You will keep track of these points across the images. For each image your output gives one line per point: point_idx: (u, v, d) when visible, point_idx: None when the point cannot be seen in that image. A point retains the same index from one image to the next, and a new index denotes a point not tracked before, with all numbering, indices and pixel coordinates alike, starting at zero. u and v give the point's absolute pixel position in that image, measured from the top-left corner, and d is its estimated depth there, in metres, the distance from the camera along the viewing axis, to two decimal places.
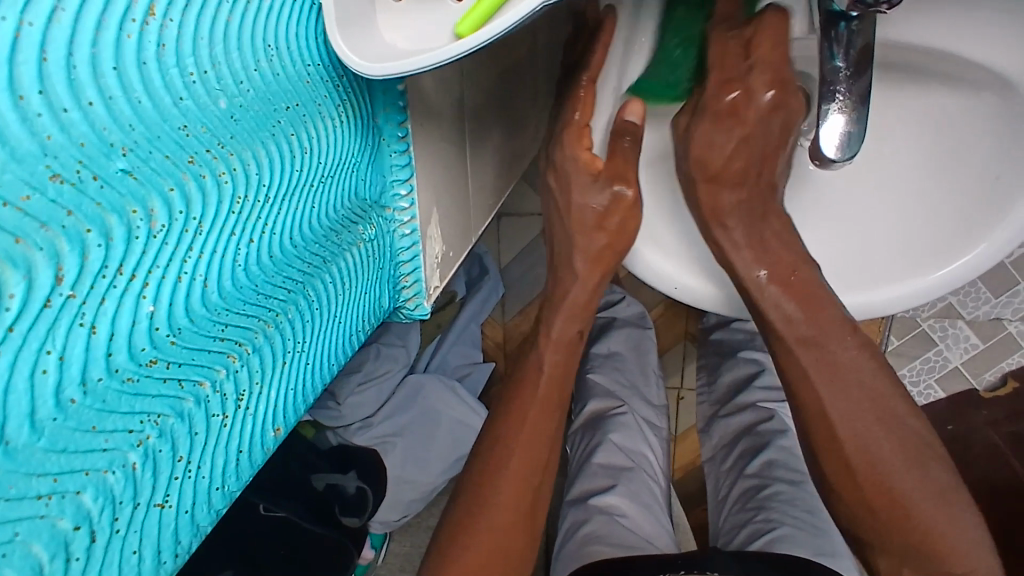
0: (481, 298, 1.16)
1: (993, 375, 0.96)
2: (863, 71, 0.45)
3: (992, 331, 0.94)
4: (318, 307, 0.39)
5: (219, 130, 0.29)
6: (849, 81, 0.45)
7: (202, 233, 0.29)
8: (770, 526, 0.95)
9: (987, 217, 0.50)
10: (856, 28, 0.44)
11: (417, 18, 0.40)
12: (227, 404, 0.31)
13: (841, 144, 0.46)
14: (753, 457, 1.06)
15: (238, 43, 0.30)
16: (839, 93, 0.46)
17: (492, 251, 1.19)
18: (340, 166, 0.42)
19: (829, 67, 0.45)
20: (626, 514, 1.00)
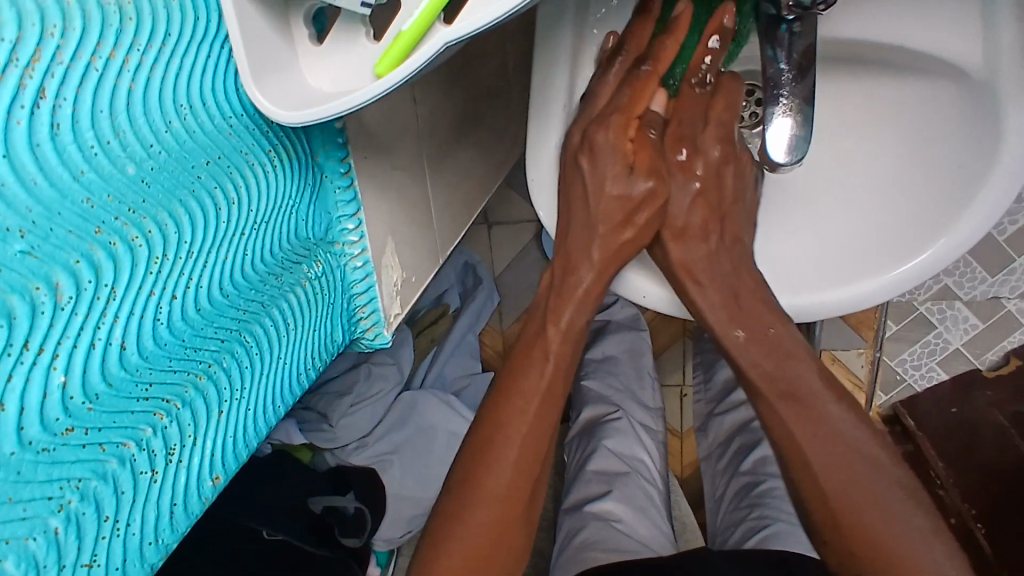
0: (477, 308, 1.17)
1: (995, 354, 0.89)
2: (805, 73, 0.46)
3: (992, 310, 0.86)
4: (260, 351, 0.40)
5: (130, 196, 0.31)
6: (792, 84, 0.46)
7: (116, 299, 0.30)
8: (764, 523, 0.94)
9: (946, 211, 0.46)
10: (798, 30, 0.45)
11: (341, 59, 0.40)
12: (155, 459, 0.32)
13: (791, 147, 0.47)
14: (747, 455, 1.05)
15: (146, 109, 0.31)
16: (783, 96, 0.47)
17: (483, 259, 1.21)
18: (279, 210, 0.42)
19: (772, 69, 0.46)
20: (621, 519, 0.97)
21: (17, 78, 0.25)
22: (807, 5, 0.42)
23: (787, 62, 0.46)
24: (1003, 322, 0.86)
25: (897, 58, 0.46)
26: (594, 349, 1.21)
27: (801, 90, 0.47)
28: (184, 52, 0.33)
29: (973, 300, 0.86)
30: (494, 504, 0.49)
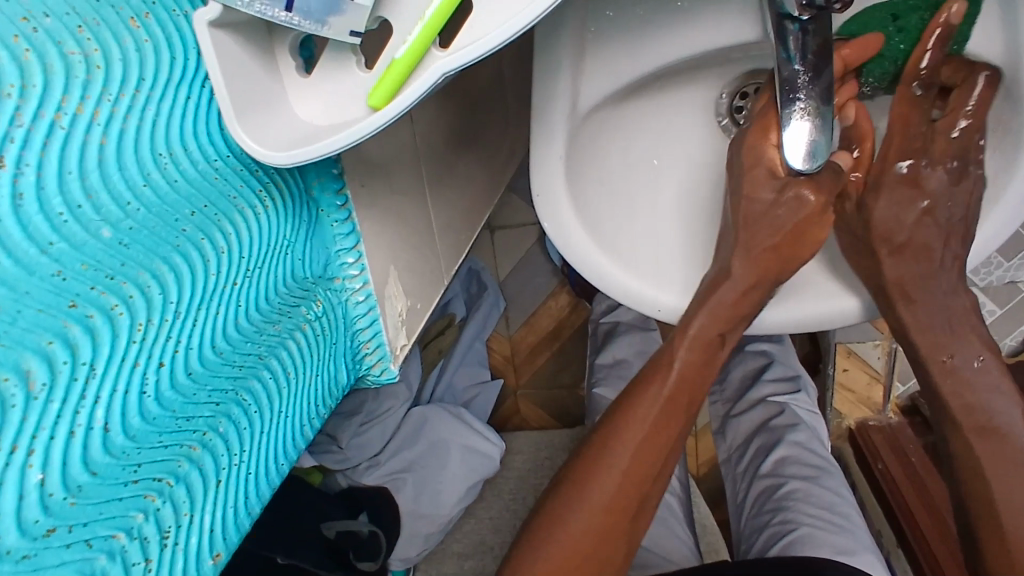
0: (483, 316, 1.15)
1: (1014, 339, 0.90)
2: (821, 71, 0.41)
3: (1008, 296, 0.87)
4: (259, 409, 0.37)
5: (107, 262, 0.28)
6: (809, 86, 0.42)
7: (96, 377, 0.28)
8: (788, 528, 0.90)
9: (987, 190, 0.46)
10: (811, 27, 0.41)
11: (331, 91, 0.37)
12: (149, 547, 0.30)
13: (809, 152, 0.43)
14: (766, 456, 1.02)
15: (119, 165, 0.29)
16: (799, 100, 0.42)
17: (488, 265, 1.18)
18: (274, 252, 0.40)
19: (787, 71, 0.42)
20: (642, 531, 0.94)
21: None
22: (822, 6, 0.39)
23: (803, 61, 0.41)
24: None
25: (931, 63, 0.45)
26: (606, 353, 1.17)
27: (818, 91, 0.42)
28: (161, 96, 0.31)
29: (990, 286, 0.86)
30: None
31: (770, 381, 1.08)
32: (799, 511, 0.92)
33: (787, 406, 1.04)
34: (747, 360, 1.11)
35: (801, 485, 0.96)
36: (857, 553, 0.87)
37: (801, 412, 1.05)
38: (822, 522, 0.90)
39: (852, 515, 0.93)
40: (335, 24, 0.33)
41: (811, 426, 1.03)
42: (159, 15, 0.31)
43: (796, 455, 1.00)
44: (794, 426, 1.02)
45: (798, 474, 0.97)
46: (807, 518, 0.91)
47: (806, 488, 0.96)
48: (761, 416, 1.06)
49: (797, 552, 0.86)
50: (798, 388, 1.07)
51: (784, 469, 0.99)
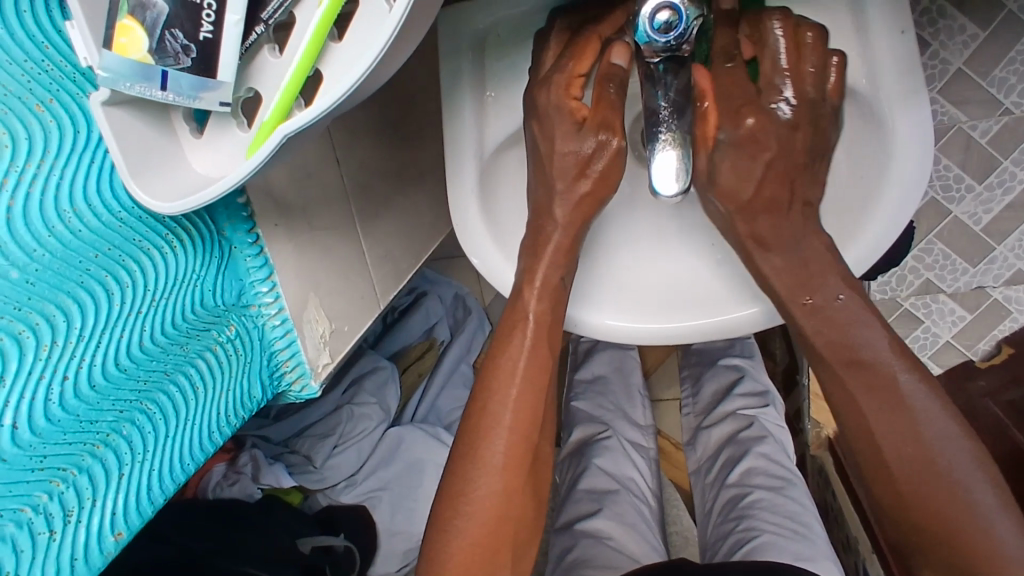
0: (466, 339, 1.22)
1: (987, 344, 0.95)
2: (681, 108, 0.48)
3: (976, 301, 0.91)
4: (163, 416, 0.45)
5: (13, 296, 0.36)
6: (670, 118, 0.48)
7: (5, 386, 0.35)
8: (750, 535, 0.91)
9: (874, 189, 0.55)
10: (670, 72, 0.49)
11: (220, 146, 0.45)
12: (52, 521, 0.38)
13: (677, 179, 0.47)
14: (735, 465, 1.04)
15: (27, 220, 0.36)
16: (662, 130, 0.48)
17: (473, 291, 1.26)
18: (184, 284, 0.47)
19: (651, 105, 0.49)
20: (612, 536, 0.96)
21: None
22: (673, 48, 0.48)
23: (666, 99, 0.49)
24: (992, 310, 0.92)
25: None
26: (584, 369, 1.22)
27: (679, 125, 0.48)
28: (64, 163, 0.38)
29: (957, 292, 0.92)
30: (450, 552, 0.53)
31: (740, 395, 1.12)
32: (762, 519, 0.93)
33: (755, 419, 1.08)
34: (719, 375, 1.16)
35: (766, 495, 0.98)
36: (817, 558, 0.87)
37: (767, 426, 1.08)
38: (783, 529, 0.91)
39: (814, 523, 0.94)
40: (206, 97, 0.40)
41: (777, 439, 1.06)
42: (62, 99, 0.38)
43: (762, 466, 1.02)
44: (760, 438, 1.05)
45: (764, 484, 0.99)
46: (769, 526, 0.92)
47: (771, 497, 0.97)
48: (730, 429, 1.10)
49: (759, 556, 0.87)
50: (766, 404, 1.11)
51: (750, 479, 1.01)
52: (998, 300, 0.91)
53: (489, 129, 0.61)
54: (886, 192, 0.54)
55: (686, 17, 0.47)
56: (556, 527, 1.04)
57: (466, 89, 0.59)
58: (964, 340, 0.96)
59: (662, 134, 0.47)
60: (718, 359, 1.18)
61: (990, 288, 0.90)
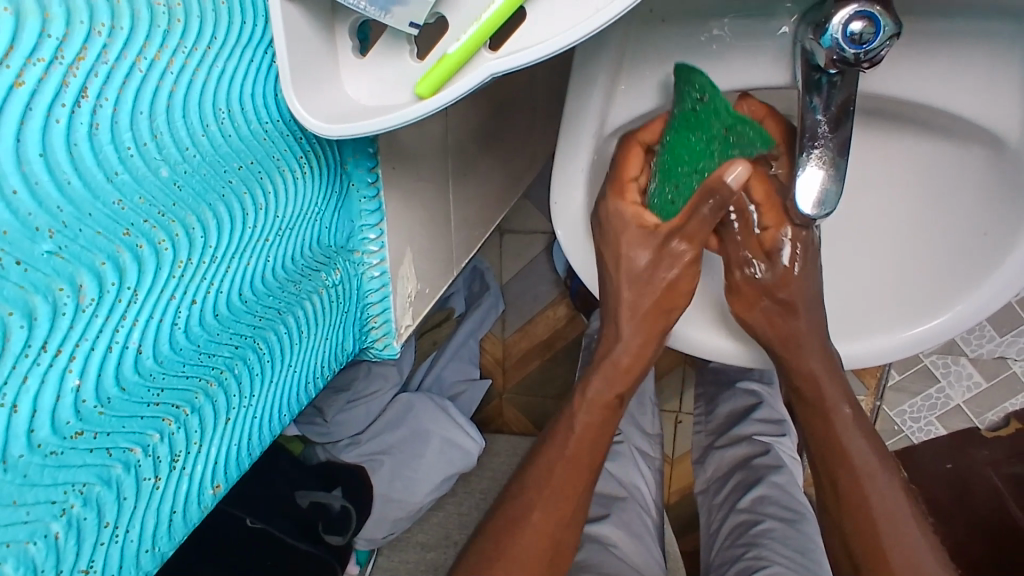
0: (480, 316, 1.15)
1: (995, 415, 0.93)
2: (840, 123, 0.49)
3: (995, 369, 0.89)
4: (269, 359, 0.39)
5: (160, 199, 0.30)
6: (828, 135, 0.49)
7: (137, 301, 0.29)
8: (759, 564, 0.89)
9: (996, 250, 0.53)
10: (837, 82, 0.48)
11: (381, 74, 0.40)
12: (160, 466, 0.32)
13: (819, 200, 0.50)
14: (746, 492, 1.00)
15: (184, 111, 0.31)
16: (817, 147, 0.50)
17: (493, 266, 1.16)
18: (301, 217, 0.41)
19: (809, 120, 0.49)
20: (617, 544, 0.93)
21: (60, 76, 0.25)
22: (851, 62, 0.44)
23: (825, 114, 0.49)
24: (1006, 383, 0.90)
25: (940, 120, 0.52)
26: None
27: (834, 144, 0.49)
28: (227, 55, 0.33)
29: (978, 358, 0.89)
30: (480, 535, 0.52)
31: (756, 421, 1.07)
32: (772, 549, 0.91)
33: (773, 447, 1.03)
34: (735, 398, 1.11)
35: (779, 526, 0.94)
36: None
37: (786, 455, 1.03)
38: (792, 562, 0.89)
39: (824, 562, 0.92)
40: (397, 12, 0.35)
41: (792, 471, 1.02)
42: None
43: (774, 496, 0.98)
44: (777, 467, 1.01)
45: (777, 515, 0.95)
46: (779, 558, 0.89)
47: (784, 530, 0.94)
48: (745, 452, 1.05)
49: None
50: (783, 433, 1.06)
51: (763, 507, 0.97)
52: (1016, 374, 0.89)
53: (613, 112, 0.53)
54: (1006, 261, 0.52)
55: (881, 33, 0.42)
56: None
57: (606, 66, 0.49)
58: (974, 408, 0.94)
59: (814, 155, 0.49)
60: (736, 381, 1.13)
61: (1010, 359, 0.88)
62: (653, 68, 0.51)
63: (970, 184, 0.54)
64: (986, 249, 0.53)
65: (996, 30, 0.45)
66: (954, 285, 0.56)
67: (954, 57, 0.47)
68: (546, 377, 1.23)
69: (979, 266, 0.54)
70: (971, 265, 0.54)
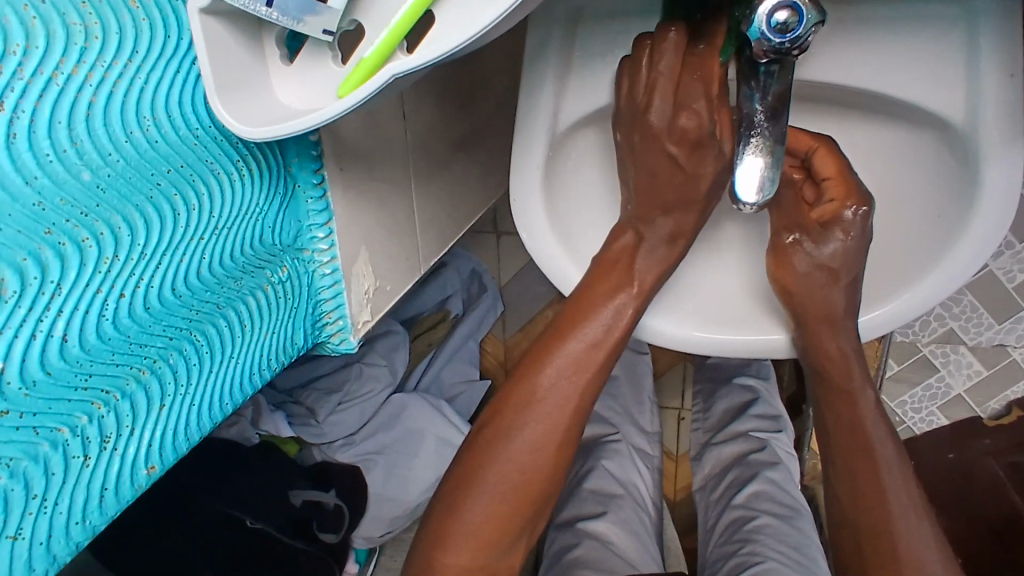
0: (478, 316, 1.16)
1: (998, 404, 0.94)
2: (778, 114, 0.49)
3: (995, 358, 0.90)
4: (207, 350, 0.42)
5: (83, 200, 0.33)
6: (766, 123, 0.49)
7: (62, 294, 0.32)
8: (755, 559, 0.87)
9: (946, 234, 0.53)
10: (775, 73, 0.48)
11: (308, 78, 0.43)
12: (89, 445, 0.34)
13: (760, 187, 0.50)
14: (740, 489, 1.01)
15: (106, 120, 0.33)
16: (755, 136, 0.49)
17: (490, 269, 1.19)
18: (240, 217, 0.44)
19: (747, 109, 0.49)
20: (614, 541, 0.94)
21: None
22: (783, 51, 0.44)
23: (763, 103, 0.49)
24: (1007, 371, 0.91)
25: (883, 106, 0.53)
26: None
27: (772, 133, 0.49)
28: (150, 68, 0.35)
29: (978, 346, 0.91)
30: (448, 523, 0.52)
31: (753, 417, 1.08)
32: (766, 545, 0.90)
33: (768, 443, 1.04)
34: (732, 394, 1.12)
35: (773, 523, 0.94)
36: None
37: (781, 452, 1.04)
38: (786, 558, 0.87)
39: (820, 559, 0.90)
40: (310, 22, 0.38)
41: (789, 468, 1.03)
42: None
43: (768, 491, 0.99)
44: (772, 463, 1.02)
45: (771, 511, 0.96)
46: (773, 553, 0.88)
47: (778, 526, 0.93)
48: (740, 449, 1.07)
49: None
50: (780, 429, 1.07)
51: (757, 503, 0.98)
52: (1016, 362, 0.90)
53: (565, 108, 0.55)
54: (957, 246, 0.53)
55: (806, 22, 0.42)
56: (556, 522, 1.02)
57: (552, 57, 0.53)
58: (977, 397, 0.95)
59: (754, 141, 0.49)
60: (733, 377, 1.14)
61: (1010, 346, 0.89)
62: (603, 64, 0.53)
63: (922, 169, 0.55)
64: (940, 233, 0.54)
65: (931, 15, 0.46)
66: (908, 268, 0.56)
67: (892, 43, 0.48)
68: None
69: (930, 251, 0.55)
70: (932, 246, 0.54)
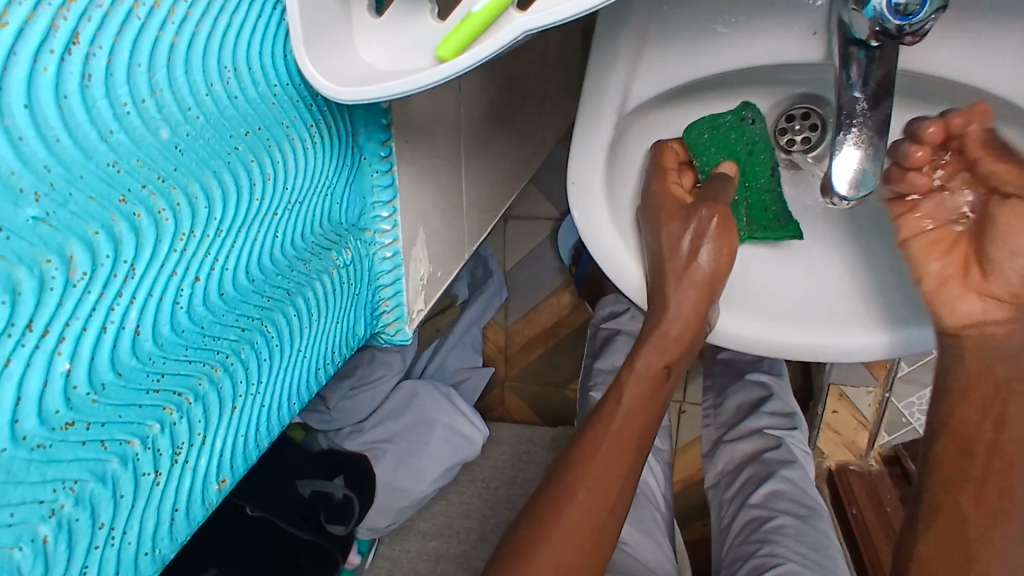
0: (484, 302, 1.08)
1: None
2: (879, 102, 0.44)
3: None
4: (276, 343, 0.36)
5: (160, 163, 0.27)
6: (865, 115, 0.44)
7: (135, 278, 0.26)
8: (773, 561, 0.80)
9: None
10: (876, 56, 0.42)
11: (398, 36, 0.37)
12: (161, 459, 0.29)
13: (856, 180, 0.44)
14: (756, 488, 0.90)
15: (186, 67, 0.28)
16: (855, 127, 0.44)
17: (496, 254, 1.10)
18: (312, 191, 0.38)
19: (846, 97, 0.44)
20: (627, 542, 0.90)
21: (49, 18, 0.22)
22: (893, 36, 0.39)
23: (865, 90, 0.43)
24: None
25: None
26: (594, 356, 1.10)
27: (875, 122, 0.44)
28: (234, 7, 0.29)
29: None
30: None
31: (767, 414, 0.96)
32: (786, 546, 0.82)
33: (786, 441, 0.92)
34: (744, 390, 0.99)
35: (792, 524, 0.85)
36: None
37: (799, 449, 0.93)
38: (810, 562, 0.80)
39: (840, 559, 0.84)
40: None
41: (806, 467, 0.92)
42: None
43: (787, 492, 0.89)
44: (790, 461, 0.91)
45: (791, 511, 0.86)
46: (795, 555, 0.81)
47: (797, 526, 0.85)
48: (756, 446, 0.94)
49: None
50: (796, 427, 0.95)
51: (774, 504, 0.88)
52: None
53: (636, 87, 0.49)
54: None
55: (929, 6, 0.37)
56: None
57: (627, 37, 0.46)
58: None
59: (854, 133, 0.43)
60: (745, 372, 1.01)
61: None
62: (685, 42, 0.47)
63: None
64: None
65: None
66: None
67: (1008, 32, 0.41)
68: (550, 364, 1.17)
69: None
70: None
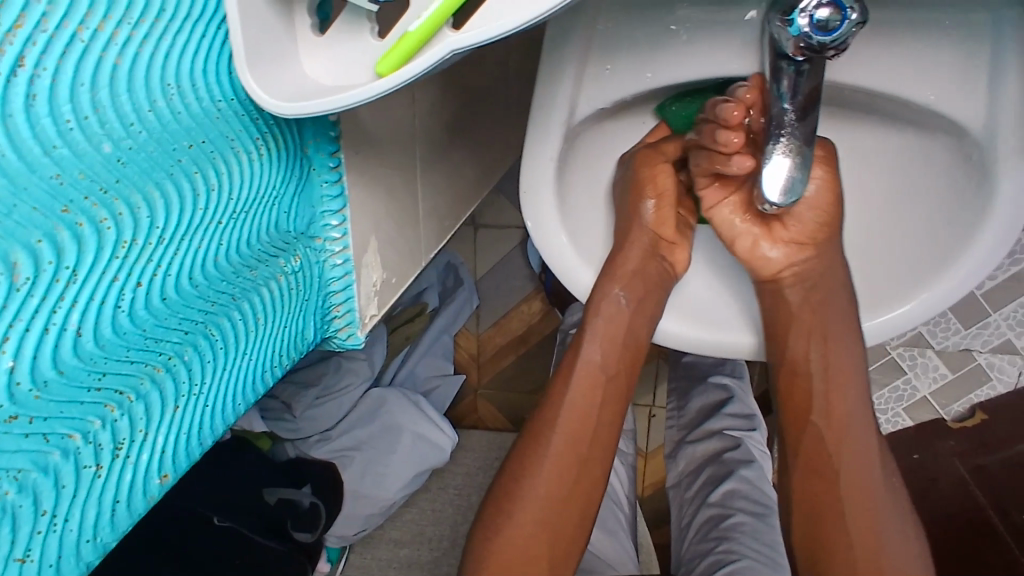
0: (452, 310, 1.10)
1: (961, 406, 0.88)
2: (807, 112, 0.46)
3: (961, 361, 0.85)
4: (222, 345, 0.38)
5: (103, 175, 0.29)
6: (794, 125, 0.46)
7: (77, 282, 0.28)
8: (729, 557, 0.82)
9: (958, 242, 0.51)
10: (806, 71, 0.45)
11: (342, 50, 0.39)
12: (102, 453, 0.31)
13: (786, 188, 0.47)
14: (715, 487, 0.92)
15: (129, 86, 0.30)
16: (783, 136, 0.47)
17: (465, 261, 1.12)
18: (258, 201, 0.40)
19: (777, 109, 0.47)
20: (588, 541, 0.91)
21: None
22: (817, 49, 0.42)
23: (792, 102, 0.46)
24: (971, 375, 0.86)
25: (906, 110, 0.50)
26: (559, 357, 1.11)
27: (801, 133, 0.47)
28: (177, 29, 0.31)
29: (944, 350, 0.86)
30: None
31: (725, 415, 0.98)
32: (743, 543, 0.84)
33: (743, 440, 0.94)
34: (707, 392, 1.02)
35: (749, 521, 0.88)
36: None
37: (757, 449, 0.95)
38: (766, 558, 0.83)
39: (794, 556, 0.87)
40: None
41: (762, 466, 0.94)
42: None
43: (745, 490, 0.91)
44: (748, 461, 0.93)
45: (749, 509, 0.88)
46: (750, 551, 0.83)
47: (754, 523, 0.87)
48: (715, 447, 0.97)
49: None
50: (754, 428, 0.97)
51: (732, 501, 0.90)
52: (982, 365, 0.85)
53: (582, 102, 0.51)
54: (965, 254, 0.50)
55: (847, 21, 0.39)
56: None
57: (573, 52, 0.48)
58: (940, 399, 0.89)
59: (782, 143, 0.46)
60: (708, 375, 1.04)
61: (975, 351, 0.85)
62: (622, 60, 0.49)
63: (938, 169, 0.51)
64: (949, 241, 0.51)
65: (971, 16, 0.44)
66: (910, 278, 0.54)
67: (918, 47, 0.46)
68: (517, 370, 1.19)
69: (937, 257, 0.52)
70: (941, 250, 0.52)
